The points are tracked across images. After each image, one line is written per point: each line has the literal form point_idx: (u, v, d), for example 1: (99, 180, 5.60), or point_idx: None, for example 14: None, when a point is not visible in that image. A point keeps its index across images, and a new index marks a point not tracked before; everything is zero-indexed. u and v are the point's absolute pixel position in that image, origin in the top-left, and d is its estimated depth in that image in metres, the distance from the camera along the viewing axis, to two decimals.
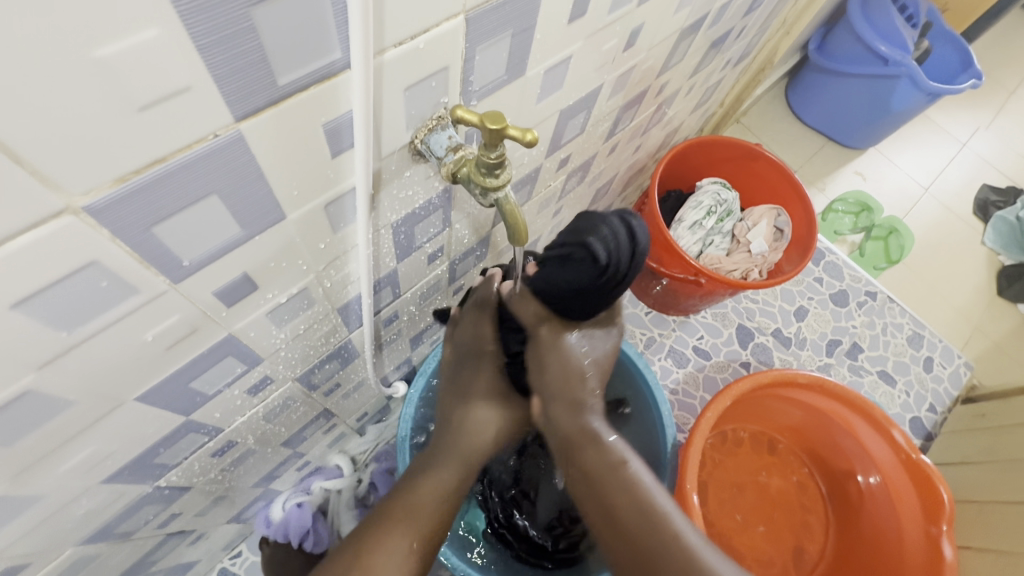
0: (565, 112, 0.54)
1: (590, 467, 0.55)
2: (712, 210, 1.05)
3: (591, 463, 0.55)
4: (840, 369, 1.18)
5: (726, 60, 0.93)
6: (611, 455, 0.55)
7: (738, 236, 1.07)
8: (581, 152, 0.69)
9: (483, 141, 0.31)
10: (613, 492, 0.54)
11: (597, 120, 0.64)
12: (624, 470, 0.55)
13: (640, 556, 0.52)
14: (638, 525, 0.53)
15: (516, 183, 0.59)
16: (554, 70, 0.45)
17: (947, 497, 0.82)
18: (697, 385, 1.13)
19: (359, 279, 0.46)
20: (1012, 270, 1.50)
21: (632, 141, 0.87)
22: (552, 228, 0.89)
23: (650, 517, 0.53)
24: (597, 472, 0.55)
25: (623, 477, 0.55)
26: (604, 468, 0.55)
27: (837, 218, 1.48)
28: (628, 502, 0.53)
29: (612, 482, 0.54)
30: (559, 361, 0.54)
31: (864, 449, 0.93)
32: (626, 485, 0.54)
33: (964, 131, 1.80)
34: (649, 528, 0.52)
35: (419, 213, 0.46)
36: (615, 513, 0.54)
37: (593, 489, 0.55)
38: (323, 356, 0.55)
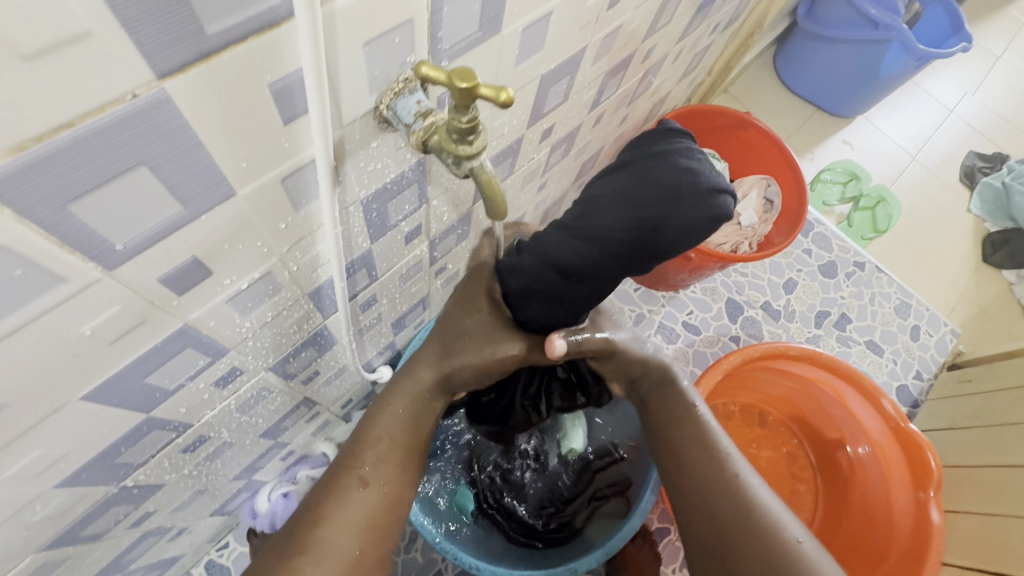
0: (547, 77, 0.51)
1: (662, 414, 0.57)
2: None
3: (670, 411, 0.57)
4: (829, 341, 1.18)
5: (714, 24, 0.90)
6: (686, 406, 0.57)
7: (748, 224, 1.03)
8: (565, 122, 0.66)
9: (453, 103, 0.28)
10: (691, 438, 0.55)
11: (581, 87, 0.61)
12: (692, 409, 0.57)
13: (705, 495, 0.52)
14: (704, 463, 0.54)
15: (495, 155, 0.56)
16: (532, 28, 0.41)
17: (936, 463, 0.82)
18: (688, 360, 1.13)
19: (329, 261, 0.43)
20: (997, 237, 1.50)
21: (618, 110, 0.84)
22: (537, 204, 0.86)
23: (714, 453, 0.54)
24: (668, 413, 0.57)
25: (693, 416, 0.57)
26: (682, 417, 0.57)
27: (826, 188, 1.47)
28: (703, 446, 0.54)
29: (685, 430, 0.56)
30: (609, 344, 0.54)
31: (853, 417, 0.93)
32: (697, 426, 0.56)
33: (952, 97, 1.78)
34: (717, 470, 0.53)
35: (392, 187, 0.43)
36: (689, 459, 0.55)
37: (667, 436, 0.57)
38: (298, 344, 0.52)
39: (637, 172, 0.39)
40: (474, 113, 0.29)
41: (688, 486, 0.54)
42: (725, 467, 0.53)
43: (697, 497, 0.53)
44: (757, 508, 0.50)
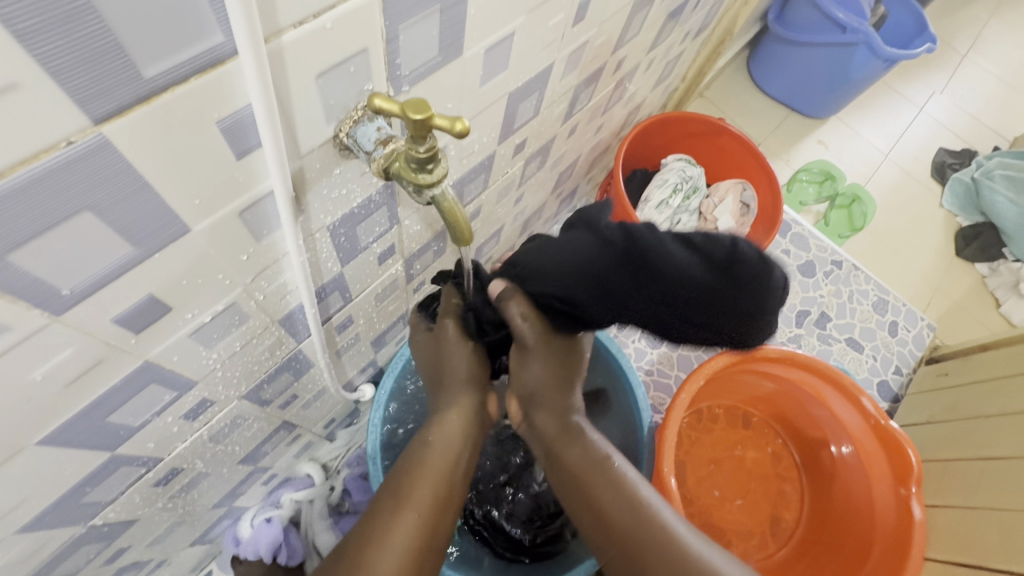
0: (515, 95, 0.51)
1: (576, 463, 0.54)
2: (678, 188, 1.01)
3: (576, 460, 0.55)
4: (810, 340, 1.20)
5: (685, 32, 0.91)
6: (595, 451, 0.55)
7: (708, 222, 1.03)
8: (538, 136, 0.66)
9: (409, 136, 0.28)
10: (603, 492, 0.53)
11: (552, 101, 0.61)
12: (603, 458, 0.55)
13: (625, 551, 0.50)
14: (625, 517, 0.51)
15: (467, 173, 0.56)
16: (495, 49, 0.41)
17: (915, 459, 0.84)
18: (672, 364, 1.14)
19: (298, 287, 0.42)
20: (968, 231, 1.54)
21: (592, 121, 0.84)
22: (515, 216, 0.87)
23: (635, 504, 0.51)
24: (582, 468, 0.54)
25: (607, 466, 0.54)
26: (591, 462, 0.54)
27: (802, 188, 1.51)
28: (620, 497, 0.52)
29: (598, 479, 0.53)
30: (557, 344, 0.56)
31: (835, 417, 0.94)
32: (612, 477, 0.53)
33: (921, 96, 1.82)
34: (636, 521, 0.50)
35: (359, 212, 0.42)
36: (604, 512, 0.52)
37: (578, 489, 0.54)
38: (271, 370, 0.51)
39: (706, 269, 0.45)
40: (434, 142, 0.29)
41: (613, 546, 0.51)
42: (648, 515, 0.51)
43: (625, 554, 0.50)
44: (687, 552, 0.48)
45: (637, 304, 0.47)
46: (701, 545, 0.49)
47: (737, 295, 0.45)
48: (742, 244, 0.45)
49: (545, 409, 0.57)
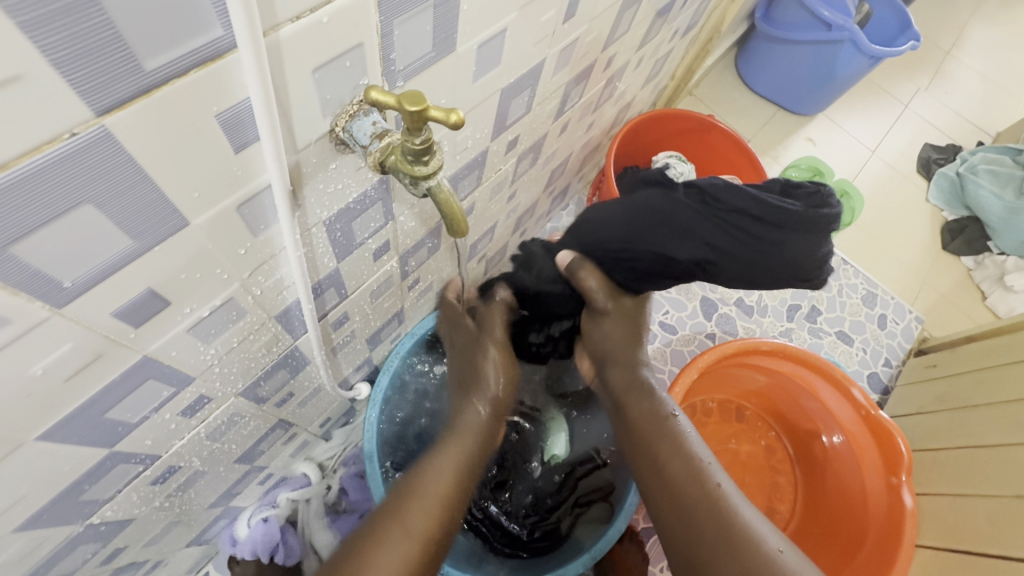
0: (507, 91, 0.51)
1: (641, 419, 0.59)
2: None
3: (640, 417, 0.60)
4: (801, 334, 1.23)
5: (674, 30, 0.92)
6: (663, 412, 0.60)
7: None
8: (530, 133, 0.67)
9: (406, 130, 0.29)
10: (668, 449, 0.56)
11: (543, 98, 0.62)
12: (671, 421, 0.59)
13: (675, 502, 0.53)
14: (681, 473, 0.54)
15: (460, 169, 0.56)
16: (488, 45, 0.42)
17: (905, 447, 0.86)
18: (666, 360, 1.16)
19: (294, 283, 0.42)
20: (954, 226, 1.57)
21: (584, 118, 0.85)
22: (508, 213, 0.87)
23: (694, 465, 0.55)
24: (646, 424, 0.59)
25: (670, 428, 0.58)
26: (656, 423, 0.58)
27: None
28: (680, 457, 0.55)
29: (662, 437, 0.57)
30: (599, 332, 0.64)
31: (826, 408, 0.96)
32: (675, 437, 0.57)
33: (906, 93, 1.85)
34: (692, 480, 0.54)
35: (355, 207, 0.43)
36: (662, 471, 0.55)
37: (642, 442, 0.58)
38: (268, 367, 0.52)
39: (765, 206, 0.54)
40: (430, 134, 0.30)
41: (663, 496, 0.54)
42: (705, 475, 0.54)
43: (674, 505, 0.53)
44: (735, 515, 0.51)
45: (698, 233, 0.55)
46: (749, 512, 0.52)
47: (787, 230, 0.53)
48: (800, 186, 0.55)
49: (618, 367, 0.63)
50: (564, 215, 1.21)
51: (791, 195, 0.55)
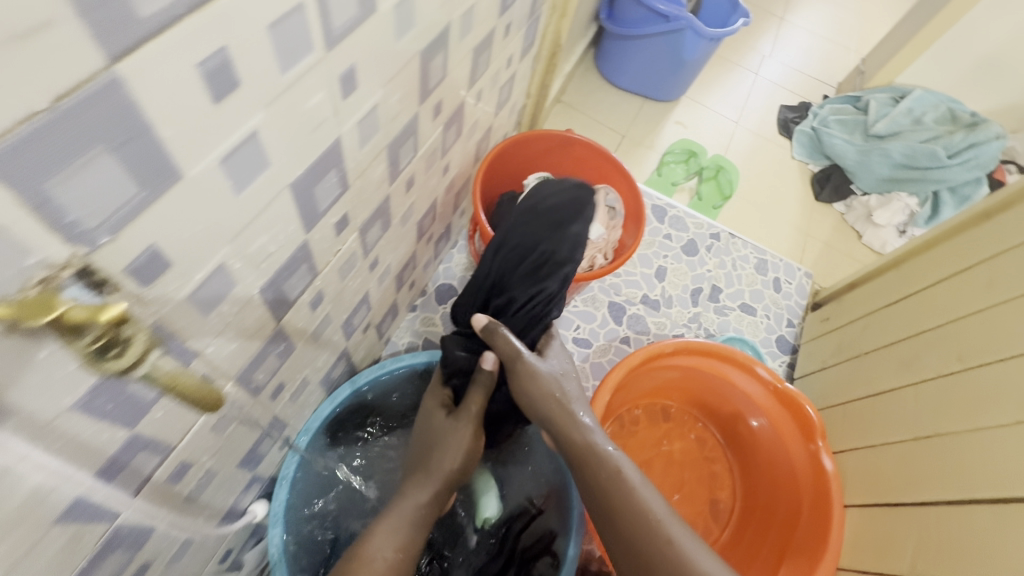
0: (300, 182, 0.45)
1: (596, 483, 0.67)
2: None
3: (595, 477, 0.67)
4: (708, 315, 1.26)
5: (508, 57, 0.90)
6: (614, 471, 0.67)
7: (608, 247, 1.00)
8: (363, 205, 0.61)
9: (55, 335, 0.29)
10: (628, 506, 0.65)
11: (364, 169, 0.56)
12: (623, 477, 0.67)
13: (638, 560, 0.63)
14: (639, 530, 0.63)
15: (278, 272, 0.50)
16: (237, 153, 0.35)
17: (814, 414, 0.89)
18: (587, 375, 1.14)
19: (64, 477, 0.35)
20: (821, 175, 1.68)
21: (434, 164, 0.81)
22: (379, 278, 0.82)
23: (648, 523, 0.63)
24: (602, 487, 0.67)
25: (622, 486, 0.66)
26: (608, 485, 0.66)
27: (671, 170, 1.59)
28: (635, 518, 0.64)
29: (616, 497, 0.65)
30: (536, 387, 0.72)
31: (739, 391, 0.97)
32: (628, 495, 0.65)
33: (754, 62, 1.97)
34: (649, 538, 0.63)
35: (122, 374, 0.35)
36: (616, 524, 0.65)
37: (600, 500, 0.67)
38: (87, 561, 0.43)
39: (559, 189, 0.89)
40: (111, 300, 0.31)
41: (627, 552, 0.64)
42: (659, 531, 0.63)
43: (635, 558, 0.63)
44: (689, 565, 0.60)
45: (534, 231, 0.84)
46: (699, 558, 0.61)
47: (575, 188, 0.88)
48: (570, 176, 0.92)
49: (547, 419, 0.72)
50: (456, 252, 1.20)
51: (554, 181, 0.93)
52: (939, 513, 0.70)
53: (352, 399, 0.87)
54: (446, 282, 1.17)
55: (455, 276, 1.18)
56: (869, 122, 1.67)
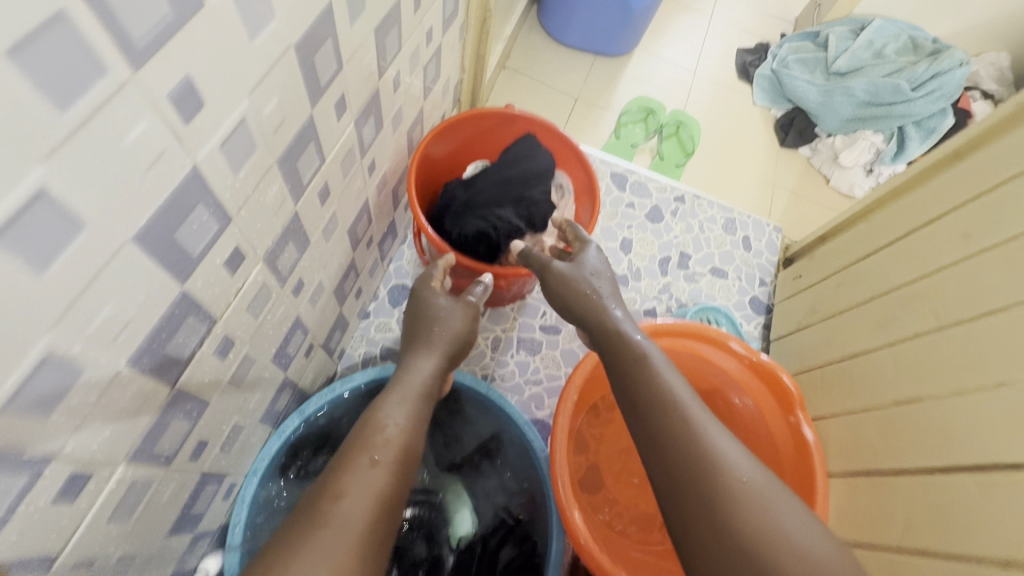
0: (150, 234, 0.37)
1: (646, 406, 0.57)
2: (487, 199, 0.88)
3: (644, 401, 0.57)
4: (679, 284, 1.21)
5: (428, 32, 0.79)
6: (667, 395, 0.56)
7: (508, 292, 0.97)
8: (262, 233, 0.53)
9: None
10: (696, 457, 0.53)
11: (249, 196, 0.47)
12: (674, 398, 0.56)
13: (698, 487, 0.50)
14: (692, 455, 0.52)
15: (153, 337, 0.42)
16: (17, 225, 0.27)
17: (792, 385, 0.85)
18: (559, 363, 1.09)
19: None
20: (784, 121, 1.61)
21: (355, 165, 0.71)
22: (311, 299, 0.74)
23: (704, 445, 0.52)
24: (649, 407, 0.56)
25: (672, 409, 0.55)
26: (656, 406, 0.56)
27: (630, 131, 1.50)
28: (688, 443, 0.52)
29: (667, 420, 0.55)
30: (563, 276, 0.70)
31: (715, 367, 0.93)
32: (680, 416, 0.55)
33: (708, 3, 1.86)
34: (704, 462, 0.51)
35: None
36: (668, 451, 0.53)
37: (649, 425, 0.56)
38: None
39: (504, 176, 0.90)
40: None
41: (682, 482, 0.51)
42: (717, 454, 0.51)
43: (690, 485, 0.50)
44: (758, 491, 0.48)
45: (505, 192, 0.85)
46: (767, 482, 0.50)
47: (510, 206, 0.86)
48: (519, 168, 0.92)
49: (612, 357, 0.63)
50: (406, 248, 1.12)
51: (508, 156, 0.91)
52: (921, 480, 0.68)
53: (303, 429, 0.80)
54: (399, 282, 1.09)
55: (408, 274, 1.10)
56: (830, 59, 1.60)
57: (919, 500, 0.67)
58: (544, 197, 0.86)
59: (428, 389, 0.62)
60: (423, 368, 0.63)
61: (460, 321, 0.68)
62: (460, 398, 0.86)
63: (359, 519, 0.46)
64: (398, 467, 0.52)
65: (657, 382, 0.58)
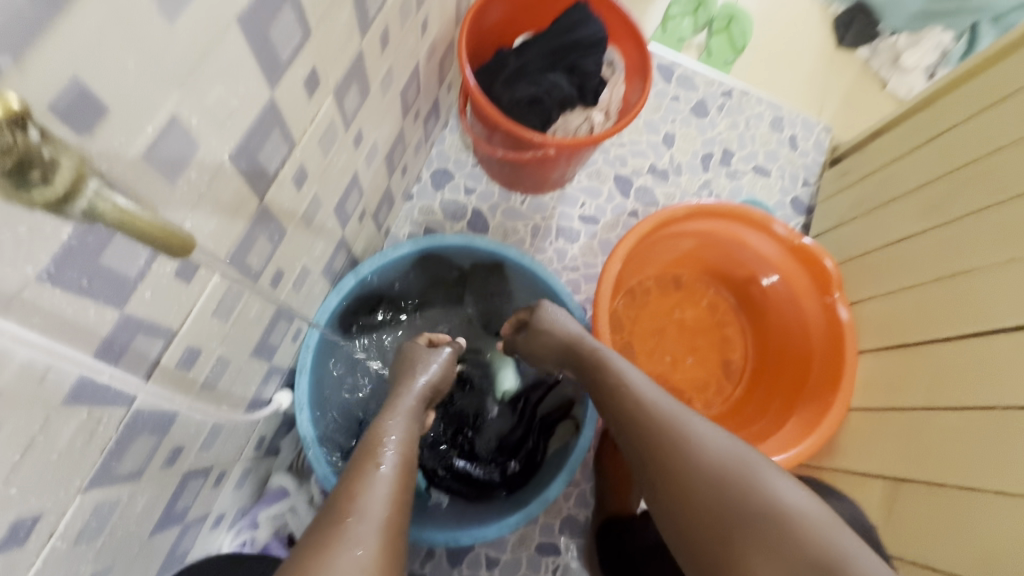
0: (250, 17, 0.38)
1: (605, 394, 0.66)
2: (536, 80, 0.87)
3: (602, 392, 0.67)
4: (720, 181, 1.19)
5: None
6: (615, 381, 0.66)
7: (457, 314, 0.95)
8: (334, 60, 0.53)
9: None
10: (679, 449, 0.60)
11: (327, 10, 0.48)
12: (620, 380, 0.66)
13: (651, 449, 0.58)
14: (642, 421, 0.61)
15: (248, 136, 0.44)
16: None
17: (832, 266, 0.86)
18: (596, 252, 1.11)
19: (56, 360, 0.33)
20: (845, 17, 1.50)
21: (411, 17, 0.70)
22: (368, 158, 0.76)
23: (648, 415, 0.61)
24: (612, 393, 0.66)
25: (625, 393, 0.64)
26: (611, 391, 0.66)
27: (677, 25, 1.41)
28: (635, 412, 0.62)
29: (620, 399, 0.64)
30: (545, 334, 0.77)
31: (755, 252, 0.94)
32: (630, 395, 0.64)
33: None
34: (651, 427, 0.60)
35: (82, 243, 0.32)
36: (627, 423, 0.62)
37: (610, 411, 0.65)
38: (111, 445, 0.43)
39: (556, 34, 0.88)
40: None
41: (641, 448, 0.59)
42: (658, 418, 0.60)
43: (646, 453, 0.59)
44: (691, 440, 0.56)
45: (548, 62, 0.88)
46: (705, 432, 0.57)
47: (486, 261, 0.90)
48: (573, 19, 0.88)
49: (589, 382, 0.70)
50: (448, 133, 1.12)
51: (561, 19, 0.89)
52: (948, 349, 0.71)
53: (358, 289, 0.85)
54: (441, 166, 1.10)
55: (450, 159, 1.11)
56: None
57: (938, 388, 0.71)
58: (595, 68, 0.88)
59: (417, 406, 0.65)
60: (414, 389, 0.67)
61: (440, 369, 0.72)
62: (506, 268, 0.90)
63: (383, 509, 0.49)
64: (407, 472, 0.55)
65: (612, 372, 0.67)
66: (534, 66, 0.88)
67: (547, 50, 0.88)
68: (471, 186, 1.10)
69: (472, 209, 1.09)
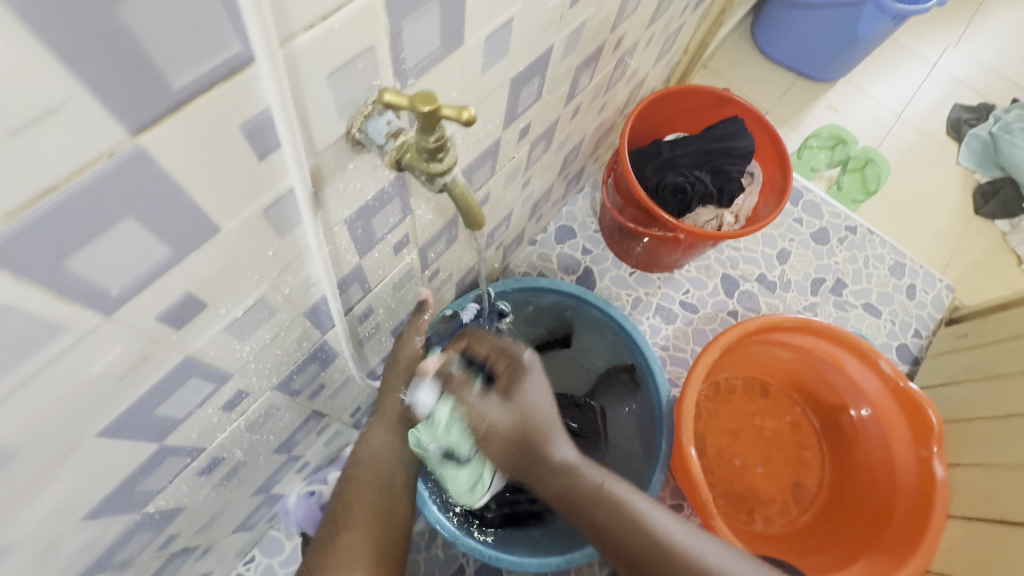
0: (516, 81, 0.51)
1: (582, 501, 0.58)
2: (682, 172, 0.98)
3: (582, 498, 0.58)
4: (826, 307, 1.21)
5: (685, 4, 0.89)
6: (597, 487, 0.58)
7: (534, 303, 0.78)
8: (542, 119, 0.66)
9: (422, 143, 0.33)
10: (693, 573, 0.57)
11: (554, 84, 0.61)
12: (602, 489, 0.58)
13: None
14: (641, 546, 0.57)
15: (473, 161, 0.56)
16: (495, 36, 0.41)
17: (935, 419, 0.84)
18: (688, 338, 1.16)
19: (321, 280, 0.44)
20: (987, 187, 1.51)
21: (596, 100, 0.84)
22: (523, 200, 0.88)
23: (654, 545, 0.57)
24: (592, 510, 0.58)
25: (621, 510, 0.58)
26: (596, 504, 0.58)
27: (813, 154, 1.50)
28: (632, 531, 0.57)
29: (611, 518, 0.58)
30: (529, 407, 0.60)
31: (852, 381, 0.94)
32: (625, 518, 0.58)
33: (934, 52, 1.76)
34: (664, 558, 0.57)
35: (374, 204, 0.44)
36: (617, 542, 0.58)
37: (592, 521, 0.59)
38: (299, 361, 0.54)
39: (707, 139, 0.99)
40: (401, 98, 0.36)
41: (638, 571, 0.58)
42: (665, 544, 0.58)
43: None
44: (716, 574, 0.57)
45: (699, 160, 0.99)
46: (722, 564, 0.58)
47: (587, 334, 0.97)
48: (726, 130, 0.99)
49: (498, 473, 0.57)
50: (581, 198, 1.24)
51: (714, 128, 1.00)
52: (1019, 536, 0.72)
53: None
54: (567, 224, 1.22)
55: (576, 220, 1.22)
56: None
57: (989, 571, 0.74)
58: (739, 175, 0.97)
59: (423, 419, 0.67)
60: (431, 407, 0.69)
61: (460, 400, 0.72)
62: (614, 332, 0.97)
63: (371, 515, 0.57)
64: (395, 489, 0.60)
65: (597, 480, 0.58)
66: (684, 159, 0.99)
67: (699, 150, 0.99)
68: (589, 247, 1.21)
69: (584, 267, 1.19)
